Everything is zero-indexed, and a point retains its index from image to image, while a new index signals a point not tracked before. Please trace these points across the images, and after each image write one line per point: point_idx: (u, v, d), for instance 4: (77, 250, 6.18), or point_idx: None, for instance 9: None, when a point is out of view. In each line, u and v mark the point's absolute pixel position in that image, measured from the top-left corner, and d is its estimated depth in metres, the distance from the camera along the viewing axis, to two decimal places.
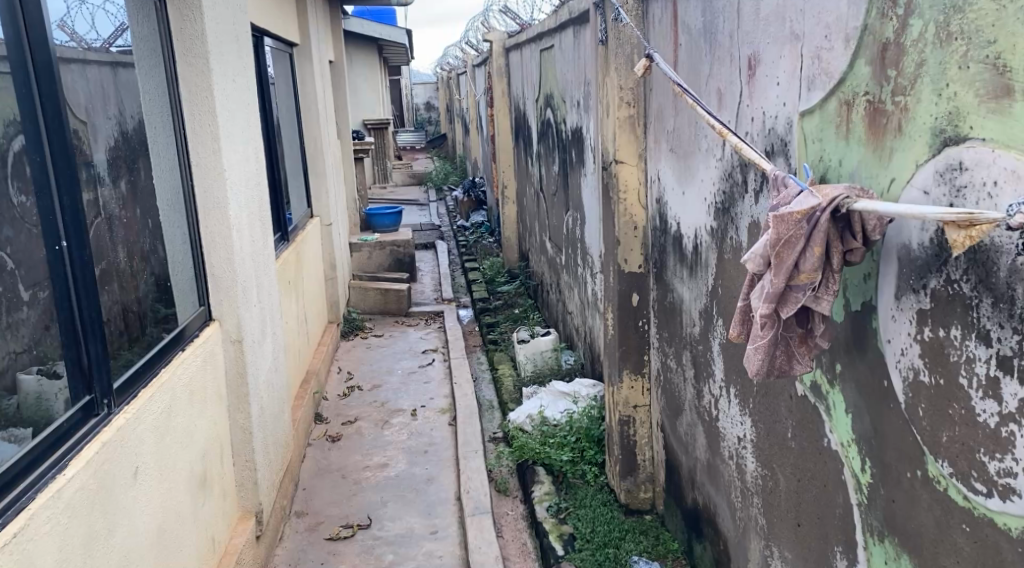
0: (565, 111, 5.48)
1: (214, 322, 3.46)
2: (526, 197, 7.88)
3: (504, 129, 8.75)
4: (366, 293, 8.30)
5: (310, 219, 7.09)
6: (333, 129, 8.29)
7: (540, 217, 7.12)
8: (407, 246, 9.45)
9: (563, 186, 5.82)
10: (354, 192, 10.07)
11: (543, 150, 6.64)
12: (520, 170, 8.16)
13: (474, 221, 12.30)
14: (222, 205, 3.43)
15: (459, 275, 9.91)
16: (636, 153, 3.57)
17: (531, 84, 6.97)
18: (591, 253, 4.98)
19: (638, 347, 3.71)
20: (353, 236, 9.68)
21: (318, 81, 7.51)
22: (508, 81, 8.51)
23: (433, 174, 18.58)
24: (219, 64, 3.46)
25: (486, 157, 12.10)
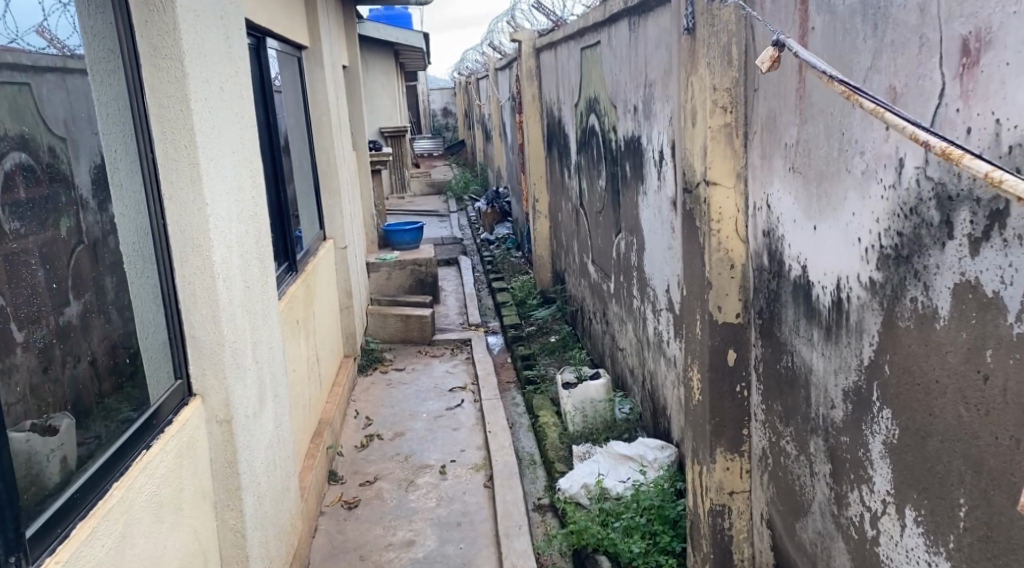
0: (616, 119, 4.71)
1: (195, 399, 2.69)
2: (562, 213, 7.12)
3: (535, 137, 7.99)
4: (386, 320, 7.54)
5: (323, 242, 6.35)
6: (347, 141, 7.55)
7: (581, 237, 6.34)
8: (429, 266, 8.71)
9: (613, 203, 5.05)
10: (371, 207, 9.33)
11: (584, 162, 5.87)
12: (554, 182, 7.40)
13: (500, 234, 11.56)
14: (204, 247, 2.65)
15: (486, 296, 9.14)
16: (733, 173, 2.78)
17: (569, 87, 6.21)
18: (653, 287, 4.21)
19: (734, 419, 2.93)
20: (370, 255, 8.94)
21: (331, 88, 6.77)
22: (539, 85, 7.75)
23: (452, 183, 17.85)
24: (200, 66, 2.69)
25: (512, 166, 11.36)
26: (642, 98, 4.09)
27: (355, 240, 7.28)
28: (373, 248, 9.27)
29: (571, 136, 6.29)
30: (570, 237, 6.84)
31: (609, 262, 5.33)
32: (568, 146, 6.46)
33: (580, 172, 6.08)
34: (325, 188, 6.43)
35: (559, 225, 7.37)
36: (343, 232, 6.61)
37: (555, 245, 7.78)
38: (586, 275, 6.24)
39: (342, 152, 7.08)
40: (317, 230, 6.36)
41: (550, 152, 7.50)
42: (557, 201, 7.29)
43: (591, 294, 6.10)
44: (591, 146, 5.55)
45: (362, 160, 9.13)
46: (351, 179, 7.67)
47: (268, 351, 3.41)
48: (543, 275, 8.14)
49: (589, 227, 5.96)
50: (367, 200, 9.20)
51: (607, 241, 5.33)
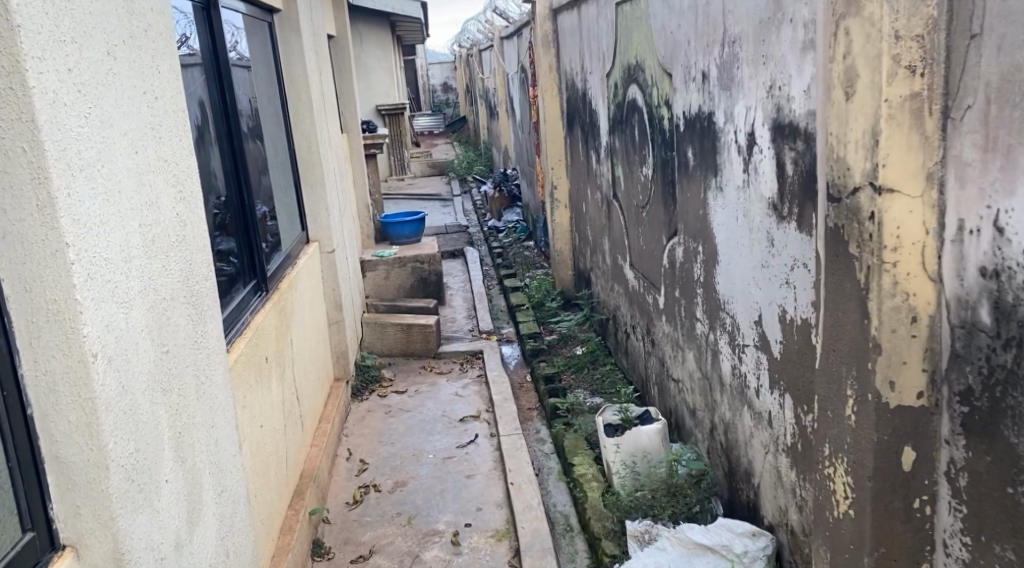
0: (673, 91, 3.67)
1: (63, 557, 1.67)
2: (588, 205, 6.09)
3: (551, 115, 6.94)
4: (385, 330, 6.53)
5: (307, 246, 5.32)
6: (335, 122, 6.48)
7: (614, 235, 5.33)
8: (433, 262, 7.81)
9: (666, 198, 4.02)
10: (367, 196, 8.31)
11: (621, 146, 4.85)
12: (577, 168, 6.38)
13: (509, 221, 10.61)
14: (67, 314, 1.62)
15: (497, 296, 8.11)
16: (919, 172, 1.74)
17: (600, 53, 5.16)
18: (733, 315, 3.19)
19: (910, 549, 1.92)
20: (366, 252, 7.92)
21: (314, 61, 5.71)
22: (559, 54, 6.69)
23: (454, 163, 16.85)
24: (47, 13, 1.63)
25: (522, 146, 10.36)
26: (720, 63, 3.06)
27: (346, 239, 6.25)
28: (368, 243, 8.26)
29: (603, 115, 5.24)
30: (599, 234, 5.82)
31: (657, 271, 4.31)
32: (598, 127, 5.42)
33: (615, 158, 5.05)
34: (307, 182, 5.40)
35: (584, 218, 6.35)
36: (331, 232, 5.58)
37: (578, 240, 6.76)
38: (622, 281, 5.23)
39: (329, 137, 6.03)
40: (298, 232, 5.33)
41: (572, 133, 6.47)
42: (581, 189, 6.27)
43: (629, 305, 5.10)
44: (633, 126, 4.51)
45: (354, 143, 8.08)
46: (341, 168, 6.63)
47: (208, 436, 2.39)
48: (563, 272, 7.15)
49: (627, 225, 4.92)
50: (361, 189, 8.17)
51: (655, 245, 4.30)
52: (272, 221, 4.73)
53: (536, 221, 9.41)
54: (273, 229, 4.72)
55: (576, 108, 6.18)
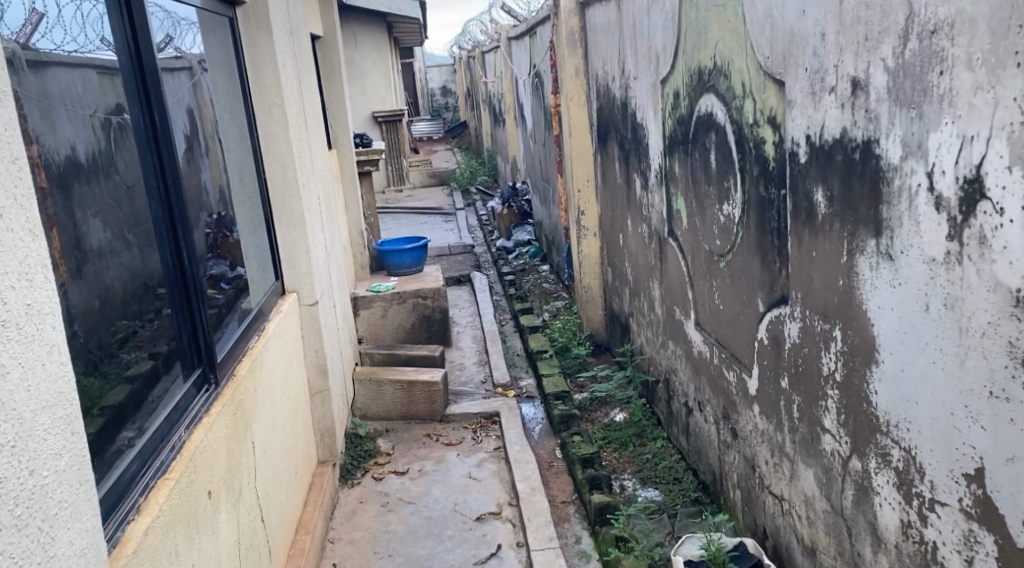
0: (792, 107, 2.59)
1: None
2: (631, 240, 5.02)
3: (579, 127, 5.85)
4: (381, 390, 5.45)
5: (281, 301, 4.21)
6: (319, 139, 5.38)
7: (670, 282, 4.25)
8: (437, 297, 6.81)
9: (768, 251, 2.94)
10: (360, 220, 7.21)
11: (687, 173, 3.78)
12: (616, 193, 5.30)
13: (520, 241, 9.69)
14: None
15: (513, 336, 7.01)
16: None
17: (653, 53, 4.09)
18: (906, 449, 2.12)
19: None
20: (359, 287, 6.85)
21: (292, 65, 4.58)
22: (590, 55, 5.62)
23: (456, 174, 15.80)
24: None
25: (533, 159, 9.38)
26: (898, 66, 1.97)
27: (333, 280, 5.15)
28: (362, 275, 7.17)
29: (659, 133, 4.15)
30: (646, 277, 4.75)
31: (747, 346, 3.23)
32: (649, 147, 4.34)
33: (677, 188, 3.97)
34: (281, 219, 4.29)
35: (624, 255, 5.26)
36: (316, 278, 4.49)
37: (613, 278, 5.67)
38: (683, 342, 4.15)
39: (313, 159, 4.93)
40: (269, 279, 4.23)
41: (607, 151, 5.40)
42: (621, 219, 5.20)
43: (694, 374, 4.03)
44: (709, 149, 3.42)
45: (344, 160, 6.98)
46: (329, 194, 5.53)
47: None
48: (593, 312, 6.13)
49: (695, 274, 3.83)
50: (353, 212, 7.07)
51: (744, 311, 3.22)
52: (236, 274, 3.64)
53: (554, 245, 8.32)
54: (237, 284, 3.63)
55: (615, 121, 5.10)
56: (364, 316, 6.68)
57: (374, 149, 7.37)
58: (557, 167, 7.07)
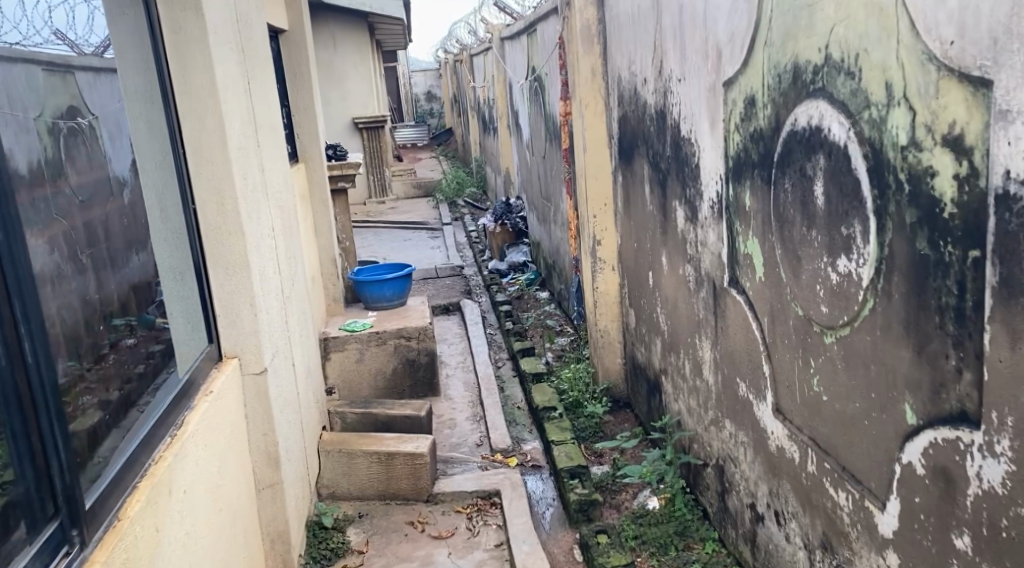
0: (1012, 120, 1.58)
1: None
2: (667, 283, 4.02)
3: (596, 139, 4.84)
4: (354, 463, 4.42)
5: (218, 374, 3.16)
6: (279, 154, 4.34)
7: (730, 346, 3.26)
8: (423, 338, 5.79)
9: (931, 338, 1.95)
10: (334, 246, 6.18)
11: (765, 208, 2.78)
12: (646, 222, 4.30)
13: (516, 264, 8.74)
14: None
15: (512, 383, 5.99)
16: None
17: (711, 46, 3.10)
18: None
19: None
20: (330, 326, 5.83)
21: (238, 61, 3.52)
22: (610, 52, 4.62)
23: (442, 185, 14.78)
24: None
25: (531, 172, 8.40)
26: None
27: (292, 331, 4.09)
28: (335, 311, 6.14)
29: (719, 151, 3.15)
30: (690, 331, 3.75)
31: (877, 465, 2.23)
32: (701, 168, 3.34)
33: (746, 226, 2.98)
34: (220, 263, 3.25)
35: (656, 298, 4.26)
36: (266, 337, 3.44)
37: (638, 324, 4.67)
38: (751, 426, 3.16)
39: (267, 180, 3.87)
40: (200, 342, 3.18)
41: (632, 170, 4.40)
42: (654, 255, 4.20)
43: (769, 473, 3.03)
44: (812, 179, 2.41)
45: (313, 175, 5.94)
46: (291, 221, 4.48)
47: None
48: (611, 361, 5.12)
49: (776, 343, 2.84)
50: (324, 236, 6.04)
51: (874, 416, 2.23)
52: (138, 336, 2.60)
53: (557, 271, 7.31)
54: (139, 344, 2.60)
55: (646, 133, 4.10)
56: (336, 361, 5.66)
57: (349, 161, 6.33)
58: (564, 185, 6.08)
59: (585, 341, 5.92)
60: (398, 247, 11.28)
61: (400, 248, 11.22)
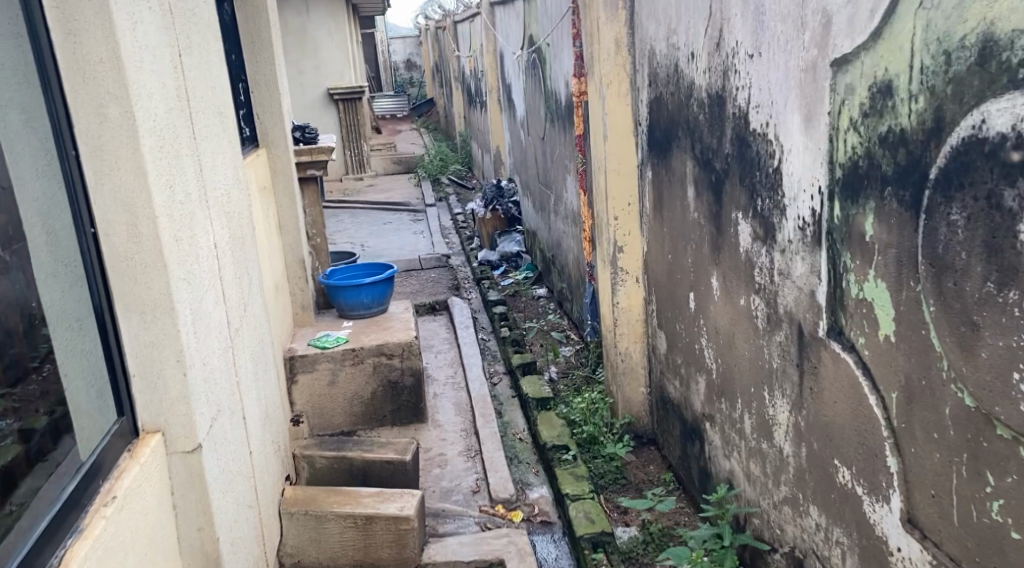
0: None
1: None
2: (718, 312, 3.20)
3: (620, 126, 3.98)
4: (326, 528, 3.60)
5: (132, 458, 2.30)
6: (228, 144, 3.45)
7: (824, 415, 2.45)
8: (408, 357, 4.95)
9: None
10: (302, 245, 5.30)
11: (905, 244, 1.96)
12: (687, 232, 3.47)
13: (508, 254, 8.01)
14: None
15: (512, 405, 5.16)
16: None
17: (810, 9, 2.25)
18: None
19: None
20: (298, 343, 4.99)
21: (164, 24, 2.60)
22: (640, 19, 3.75)
23: (424, 161, 13.84)
24: None
25: (527, 154, 7.54)
26: None
27: (243, 374, 3.22)
28: (304, 321, 5.29)
29: (819, 156, 2.31)
30: (755, 380, 2.94)
31: None
32: (785, 174, 2.50)
33: (863, 263, 2.15)
34: (136, 305, 2.36)
35: (699, 328, 3.44)
36: (202, 400, 2.57)
37: (673, 352, 3.86)
38: (855, 526, 2.36)
39: (206, 184, 2.97)
40: (105, 419, 2.26)
41: (670, 166, 3.56)
42: (699, 275, 3.38)
43: None
44: (1016, 215, 1.60)
45: (276, 163, 5.04)
46: (243, 230, 3.59)
47: None
48: (633, 390, 4.30)
49: (912, 432, 2.02)
50: (291, 234, 5.15)
51: None
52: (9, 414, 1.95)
53: (559, 269, 6.47)
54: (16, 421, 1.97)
55: (692, 123, 3.25)
56: (305, 383, 4.84)
57: (320, 145, 5.43)
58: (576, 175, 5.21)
59: (597, 359, 5.10)
60: (377, 231, 10.39)
61: (379, 233, 10.33)
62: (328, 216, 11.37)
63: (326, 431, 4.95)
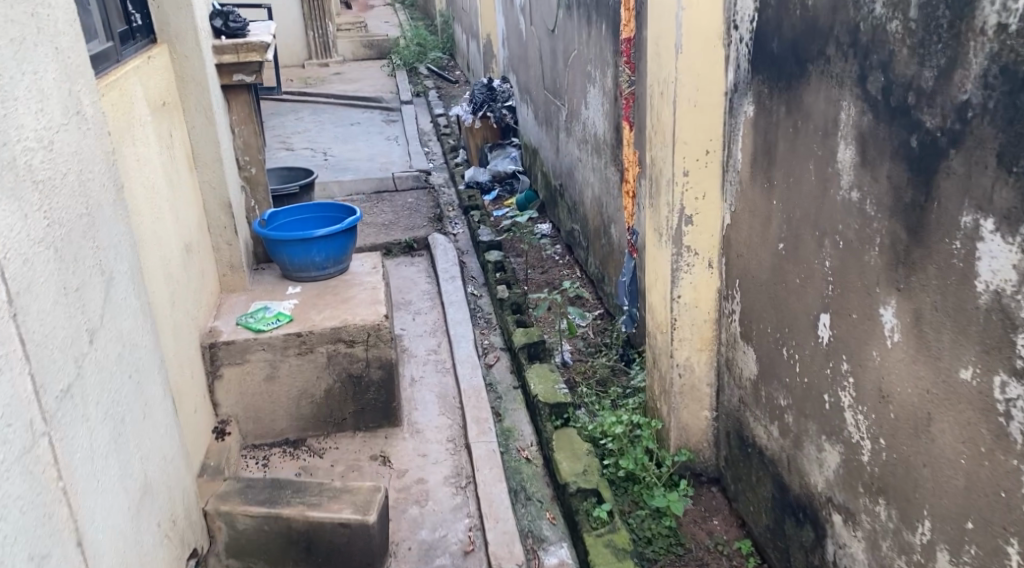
0: None
1: None
2: (892, 368, 1.88)
3: (701, 30, 2.56)
4: None
5: None
6: (54, 49, 2.02)
7: None
8: (376, 344, 3.65)
9: None
10: (229, 180, 3.90)
11: None
12: (827, 217, 2.12)
13: (506, 173, 6.80)
14: None
15: (513, 403, 3.90)
16: None
17: None
18: None
19: None
20: (224, 323, 3.67)
21: None
22: None
23: (399, 48, 12.14)
24: None
25: (530, 51, 6.08)
26: None
27: (89, 460, 1.94)
28: (234, 285, 3.96)
29: None
30: (978, 515, 1.66)
31: None
32: None
33: None
34: None
35: (839, 372, 2.14)
36: None
37: (769, 384, 2.56)
38: None
39: None
40: None
41: (799, 104, 2.18)
42: (846, 292, 2.06)
43: None
44: None
45: (185, 67, 3.58)
46: (97, 197, 2.20)
47: None
48: (693, 415, 3.03)
49: None
50: (210, 168, 3.76)
51: None
52: None
53: (577, 210, 5.18)
54: None
55: (866, 37, 1.85)
56: (232, 380, 3.56)
57: (252, 41, 3.95)
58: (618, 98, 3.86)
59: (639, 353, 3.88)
60: (344, 135, 8.89)
61: (346, 136, 8.83)
62: (289, 113, 9.81)
63: (263, 441, 3.67)
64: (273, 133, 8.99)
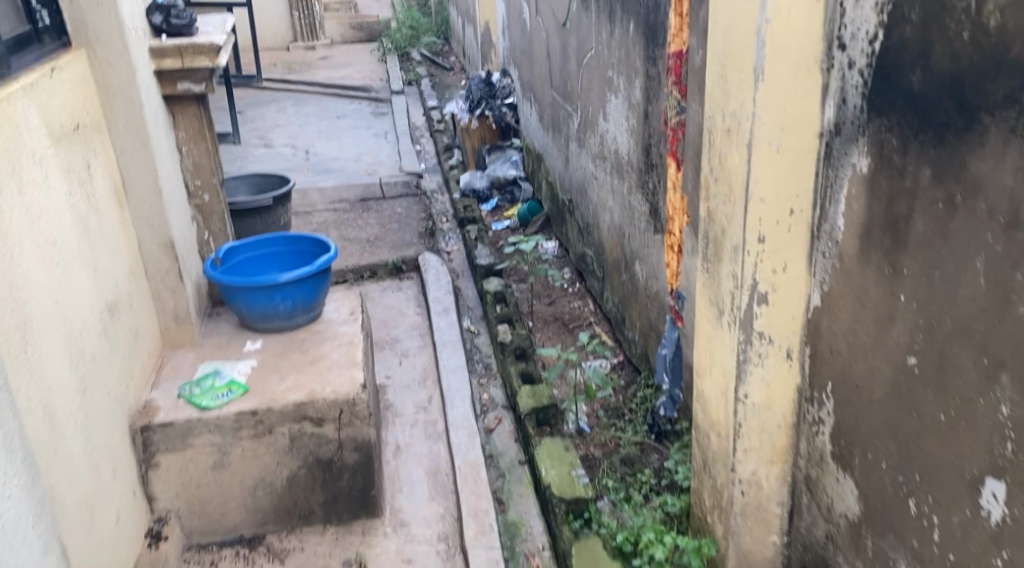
0: None
1: None
2: None
3: (793, 50, 1.86)
4: None
5: None
6: None
7: None
8: (351, 422, 2.96)
9: None
10: (172, 213, 3.18)
11: None
12: (1006, 343, 1.43)
13: (507, 177, 6.11)
14: None
15: (519, 486, 3.19)
16: None
17: None
18: None
19: None
20: (162, 394, 2.98)
21: None
22: None
23: (390, 31, 11.36)
24: None
25: (537, 45, 5.36)
26: None
27: None
28: (180, 340, 3.26)
29: None
30: None
31: None
32: None
33: None
34: None
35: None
36: None
37: (879, 534, 1.88)
38: None
39: None
40: None
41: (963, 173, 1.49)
42: None
43: None
44: None
45: (110, 79, 2.87)
46: None
47: None
48: (757, 540, 2.35)
49: None
50: (147, 200, 3.05)
51: None
52: None
53: (592, 237, 4.49)
54: None
55: None
56: (171, 469, 2.87)
57: (201, 41, 3.21)
58: (654, 116, 3.16)
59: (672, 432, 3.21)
60: (328, 128, 8.15)
61: (331, 131, 8.08)
62: (269, 102, 9.05)
63: (212, 540, 2.98)
64: (250, 126, 8.24)
